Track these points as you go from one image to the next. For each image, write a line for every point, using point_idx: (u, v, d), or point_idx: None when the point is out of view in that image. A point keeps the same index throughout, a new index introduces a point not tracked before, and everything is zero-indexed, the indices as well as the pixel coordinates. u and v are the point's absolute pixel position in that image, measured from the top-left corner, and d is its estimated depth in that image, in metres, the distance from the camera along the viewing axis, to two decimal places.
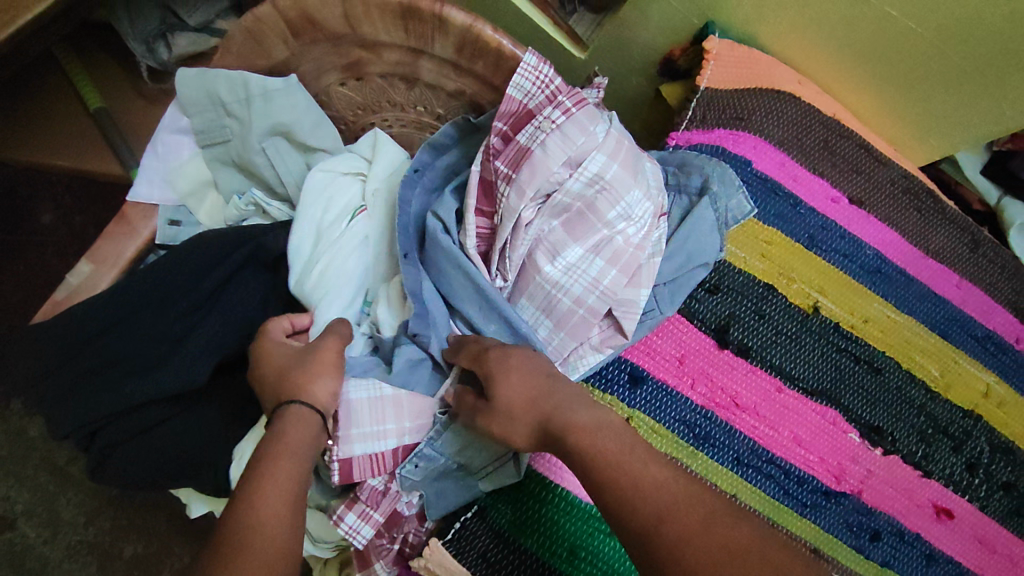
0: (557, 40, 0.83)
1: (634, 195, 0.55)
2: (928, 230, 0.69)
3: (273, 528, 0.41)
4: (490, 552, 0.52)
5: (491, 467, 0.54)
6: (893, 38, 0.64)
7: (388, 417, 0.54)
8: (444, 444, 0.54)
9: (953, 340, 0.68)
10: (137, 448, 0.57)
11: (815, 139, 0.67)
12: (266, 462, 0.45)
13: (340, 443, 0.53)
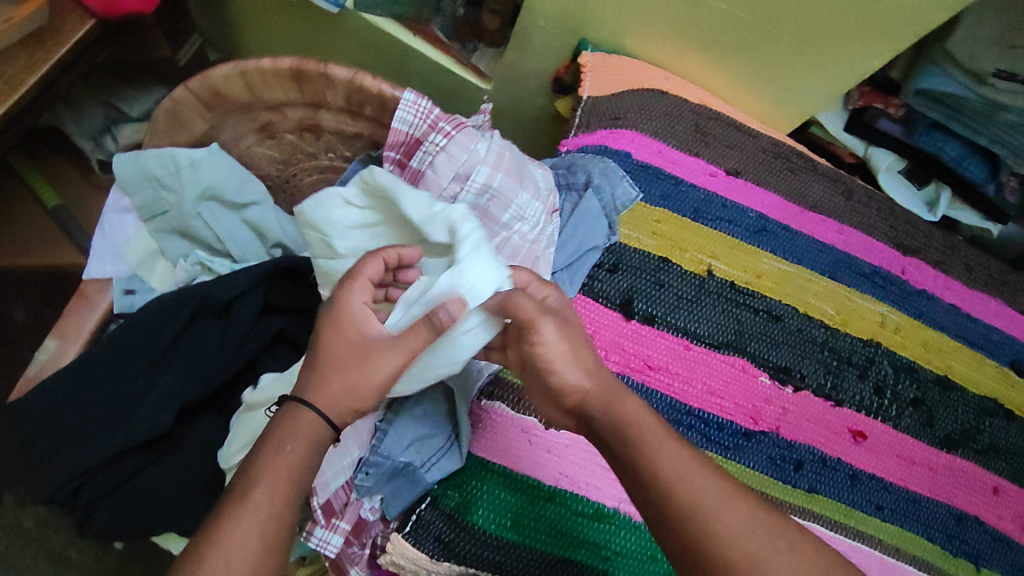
0: (461, 73, 1.02)
1: (523, 197, 0.63)
2: (804, 187, 0.78)
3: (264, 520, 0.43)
4: (444, 534, 0.57)
5: (433, 458, 0.60)
6: (733, 28, 0.73)
7: (351, 447, 0.60)
8: (389, 447, 0.61)
9: (844, 281, 0.75)
10: (118, 499, 0.63)
11: (686, 125, 0.76)
12: (283, 446, 0.47)
13: (318, 488, 0.58)
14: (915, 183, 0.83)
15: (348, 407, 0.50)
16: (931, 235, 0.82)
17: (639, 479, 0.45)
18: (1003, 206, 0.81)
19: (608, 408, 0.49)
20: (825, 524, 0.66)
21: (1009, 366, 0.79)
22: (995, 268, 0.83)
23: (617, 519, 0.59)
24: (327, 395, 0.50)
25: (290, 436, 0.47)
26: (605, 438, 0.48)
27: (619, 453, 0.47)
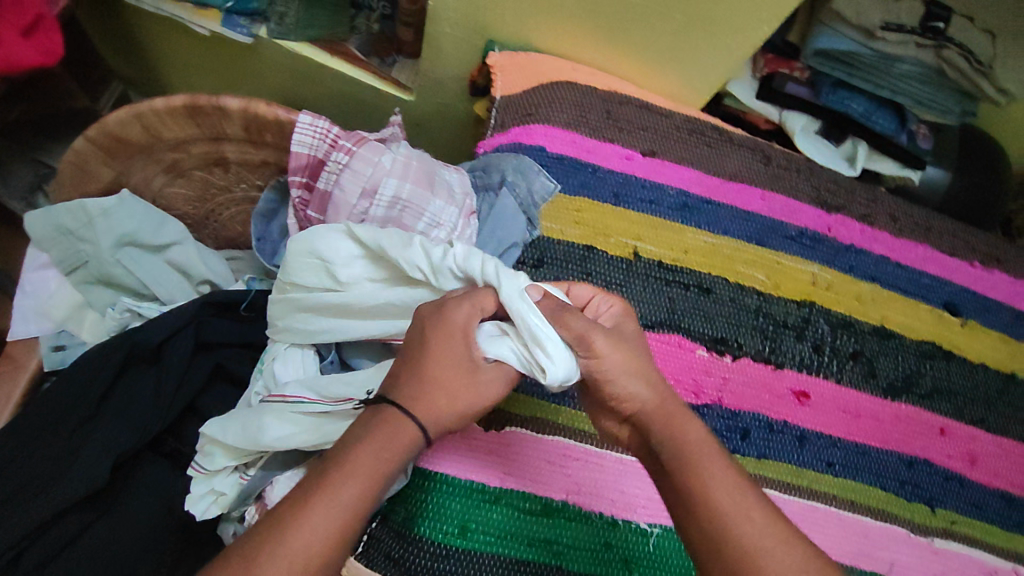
0: (383, 88, 1.00)
1: (437, 203, 0.62)
2: (722, 158, 0.79)
3: (319, 536, 0.42)
4: (394, 551, 0.56)
5: None
6: (629, 13, 0.74)
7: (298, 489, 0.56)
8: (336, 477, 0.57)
9: (772, 246, 0.77)
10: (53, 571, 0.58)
11: (598, 113, 0.77)
12: (361, 457, 0.45)
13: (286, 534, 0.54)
14: (834, 140, 0.84)
15: (432, 421, 0.48)
16: (853, 190, 0.83)
17: (682, 490, 0.45)
18: (920, 155, 0.84)
19: (664, 425, 0.48)
20: (779, 488, 0.66)
21: (941, 308, 0.81)
22: (918, 215, 0.85)
23: (565, 511, 0.60)
24: (410, 400, 0.48)
25: (366, 447, 0.46)
26: (658, 449, 0.48)
27: (668, 462, 0.47)
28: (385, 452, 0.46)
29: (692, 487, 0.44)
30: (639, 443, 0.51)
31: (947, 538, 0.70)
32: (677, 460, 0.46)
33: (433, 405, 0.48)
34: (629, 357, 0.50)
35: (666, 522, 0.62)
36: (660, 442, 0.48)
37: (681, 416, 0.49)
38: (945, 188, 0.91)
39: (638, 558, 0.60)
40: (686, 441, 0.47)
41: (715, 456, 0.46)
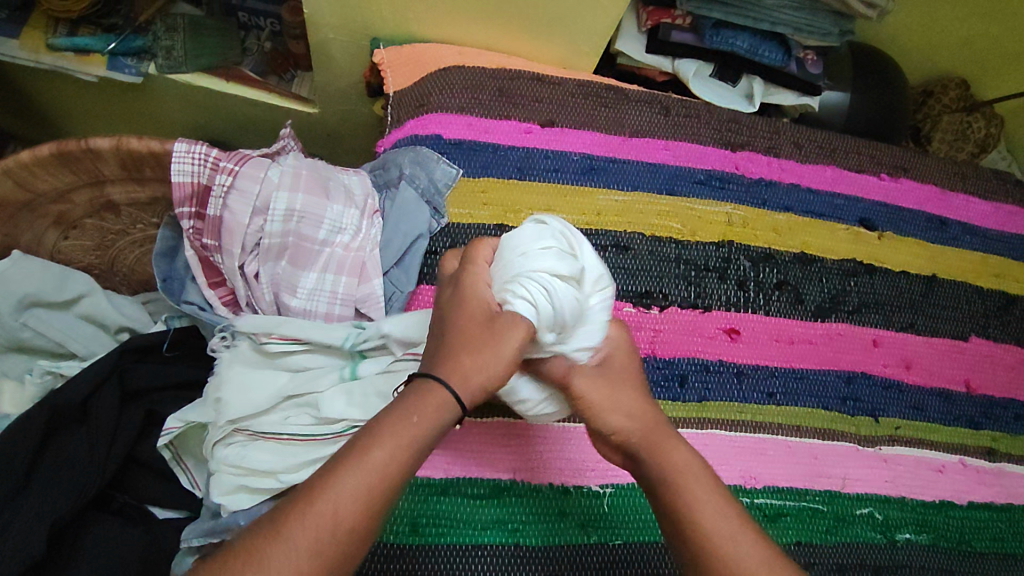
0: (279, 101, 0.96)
1: (334, 208, 0.63)
2: (621, 115, 0.79)
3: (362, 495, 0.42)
4: None
5: None
6: None
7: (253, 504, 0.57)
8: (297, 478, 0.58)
9: (682, 193, 0.77)
10: None
11: (490, 92, 0.75)
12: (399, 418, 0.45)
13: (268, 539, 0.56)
14: (729, 81, 0.85)
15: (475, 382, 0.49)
16: (755, 125, 0.84)
17: (672, 500, 0.49)
18: (814, 80, 0.85)
19: (652, 451, 0.52)
20: (723, 427, 0.68)
21: (857, 224, 0.82)
22: (822, 139, 0.86)
23: (514, 488, 0.60)
24: (452, 366, 0.49)
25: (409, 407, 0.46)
26: (648, 476, 0.51)
27: (659, 486, 0.50)
28: (430, 412, 0.47)
29: (672, 507, 0.49)
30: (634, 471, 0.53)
31: (892, 444, 0.73)
32: (670, 481, 0.50)
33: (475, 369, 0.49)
34: (610, 395, 0.54)
35: (618, 480, 0.62)
36: (656, 467, 0.51)
37: (671, 444, 0.52)
38: (844, 109, 0.93)
39: (595, 521, 0.60)
40: (673, 468, 0.51)
41: (704, 478, 0.50)
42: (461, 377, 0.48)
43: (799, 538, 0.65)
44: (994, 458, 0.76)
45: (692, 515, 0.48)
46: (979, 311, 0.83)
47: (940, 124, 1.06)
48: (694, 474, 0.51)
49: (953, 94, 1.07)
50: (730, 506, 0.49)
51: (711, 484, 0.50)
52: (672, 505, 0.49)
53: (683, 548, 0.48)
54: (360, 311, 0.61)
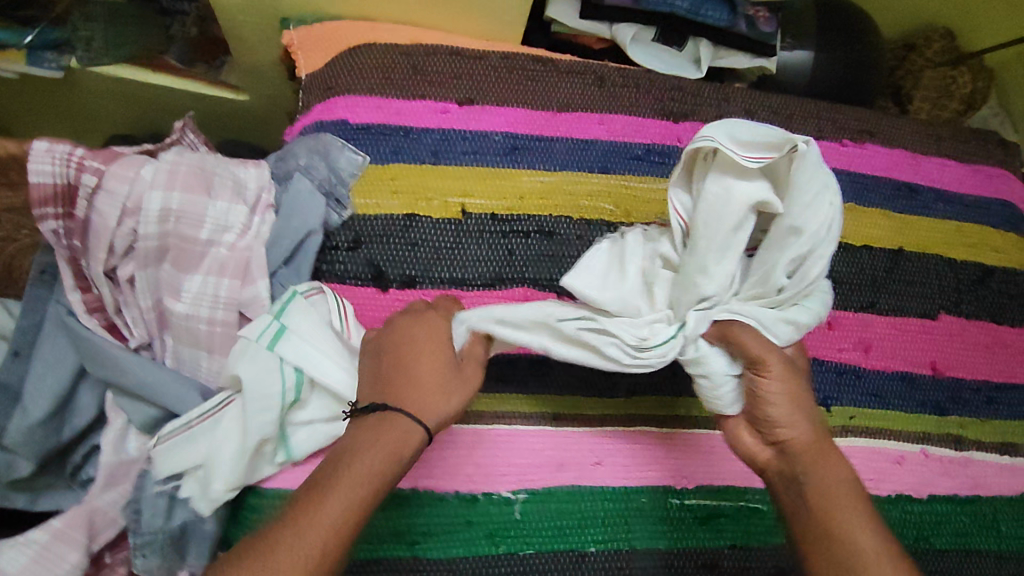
0: (209, 91, 0.93)
1: (219, 205, 0.59)
2: (550, 88, 0.72)
3: (312, 555, 0.41)
4: None
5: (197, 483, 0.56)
6: None
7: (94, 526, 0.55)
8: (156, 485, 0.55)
9: (617, 171, 0.71)
10: None
11: (403, 71, 0.69)
12: (364, 458, 0.45)
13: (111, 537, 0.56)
14: (677, 46, 0.77)
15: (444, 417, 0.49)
16: (702, 92, 0.76)
17: (822, 520, 0.46)
18: (769, 39, 0.76)
19: (815, 461, 0.48)
20: (653, 423, 0.64)
21: None
22: (777, 103, 0.78)
23: (416, 498, 0.58)
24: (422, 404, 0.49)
25: (370, 444, 0.46)
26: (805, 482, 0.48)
27: (812, 497, 0.47)
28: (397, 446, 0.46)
29: (837, 530, 0.45)
30: (780, 470, 0.50)
31: (846, 435, 0.68)
32: (828, 491, 0.47)
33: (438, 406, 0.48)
34: (797, 395, 0.50)
35: (532, 486, 0.60)
36: (808, 476, 0.48)
37: (830, 455, 0.49)
38: (807, 70, 0.85)
39: (505, 530, 0.59)
40: (834, 484, 0.47)
41: (857, 499, 0.46)
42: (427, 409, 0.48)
43: (733, 541, 0.63)
44: (961, 446, 0.71)
45: (854, 537, 0.44)
46: (951, 286, 0.76)
47: (921, 81, 0.97)
48: (847, 493, 0.47)
49: (937, 48, 0.98)
50: (879, 525, 0.45)
51: (863, 502, 0.47)
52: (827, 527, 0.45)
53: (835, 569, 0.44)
54: (243, 315, 0.59)
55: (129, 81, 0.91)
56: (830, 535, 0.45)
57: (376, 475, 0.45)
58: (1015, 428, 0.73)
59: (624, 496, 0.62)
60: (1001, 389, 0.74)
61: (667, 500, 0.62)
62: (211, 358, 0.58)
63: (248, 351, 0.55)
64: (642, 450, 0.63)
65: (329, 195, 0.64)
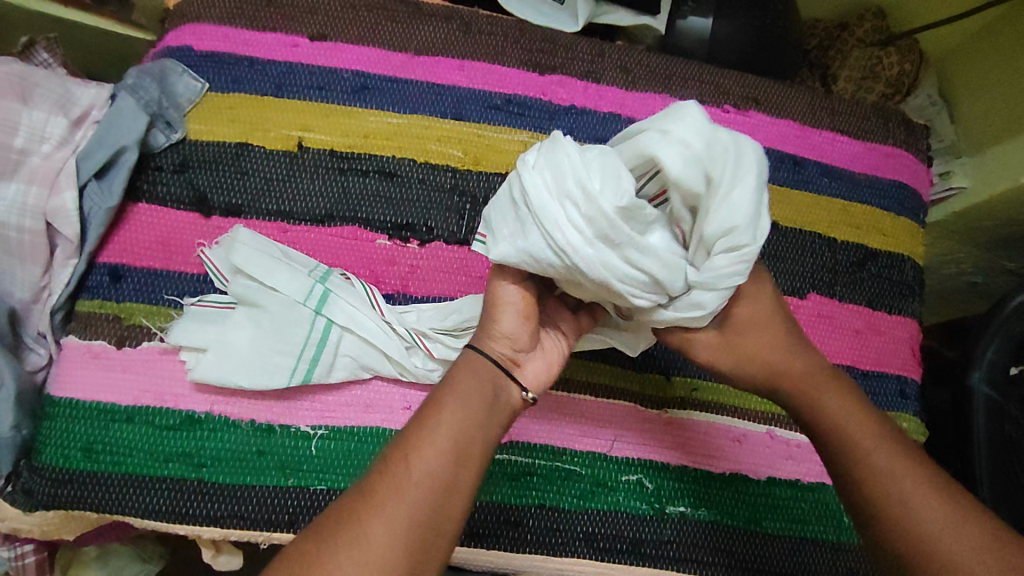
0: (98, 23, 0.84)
1: (35, 115, 0.59)
2: (410, 30, 0.70)
3: (417, 509, 0.42)
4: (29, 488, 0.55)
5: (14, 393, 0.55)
6: None
7: None
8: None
9: (471, 118, 0.69)
10: None
11: (257, 2, 0.69)
12: (453, 401, 0.46)
13: None
14: None
15: (502, 340, 0.50)
16: (576, 45, 0.73)
17: (840, 441, 0.49)
18: None
19: (812, 392, 0.51)
20: None
21: None
22: (658, 62, 0.75)
23: (209, 423, 0.57)
24: (484, 334, 0.50)
25: (454, 391, 0.47)
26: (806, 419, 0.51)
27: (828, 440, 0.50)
28: (483, 386, 0.47)
29: (857, 459, 0.48)
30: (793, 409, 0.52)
31: (684, 407, 0.65)
32: (837, 429, 0.49)
33: (495, 328, 0.50)
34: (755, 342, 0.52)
35: (333, 422, 0.59)
36: (818, 413, 0.50)
37: (830, 387, 0.51)
38: (704, 39, 0.80)
39: (298, 463, 0.57)
40: (840, 415, 0.50)
41: (866, 425, 0.49)
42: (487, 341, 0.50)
43: (541, 501, 0.61)
44: None
45: (870, 457, 0.47)
46: (826, 265, 0.72)
47: (848, 61, 0.93)
48: (858, 419, 0.50)
49: (867, 27, 0.94)
50: (893, 438, 0.49)
51: (872, 420, 0.49)
52: (848, 451, 0.48)
53: (854, 486, 0.48)
54: (53, 224, 0.58)
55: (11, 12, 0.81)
56: (844, 462, 0.49)
57: (457, 425, 0.45)
58: None
59: None
60: (867, 376, 0.71)
61: None
62: (21, 267, 0.58)
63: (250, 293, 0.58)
64: None
65: (159, 117, 0.63)
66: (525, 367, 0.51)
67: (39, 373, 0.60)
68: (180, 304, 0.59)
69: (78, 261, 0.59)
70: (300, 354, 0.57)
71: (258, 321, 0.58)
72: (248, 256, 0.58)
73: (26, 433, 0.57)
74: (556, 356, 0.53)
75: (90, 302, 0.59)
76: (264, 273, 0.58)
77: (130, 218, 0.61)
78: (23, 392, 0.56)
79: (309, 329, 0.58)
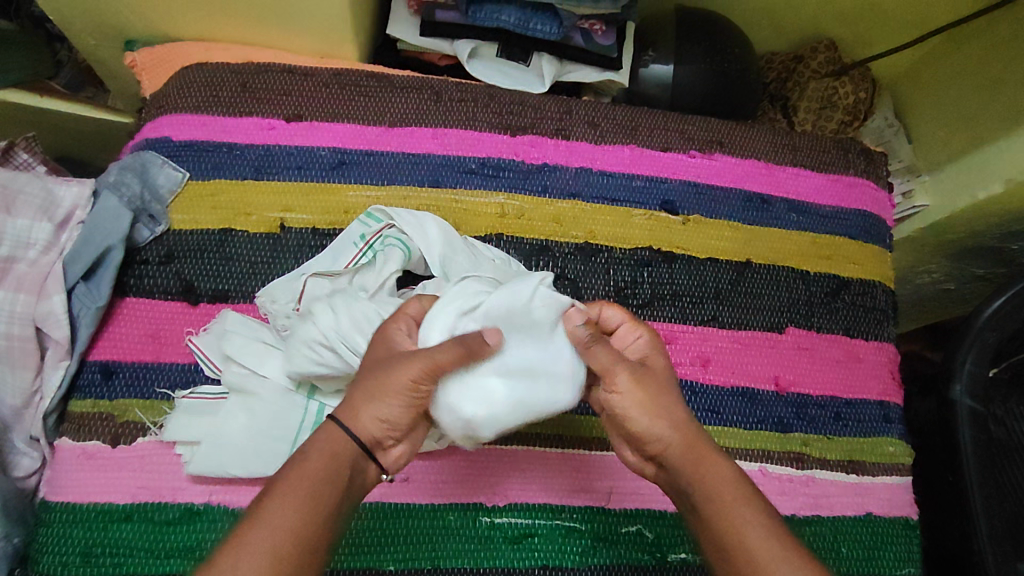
0: (100, 113, 0.87)
1: (19, 223, 0.60)
2: (382, 103, 0.72)
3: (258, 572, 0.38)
4: None
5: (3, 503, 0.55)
6: None
7: None
8: None
9: (448, 185, 0.71)
10: None
11: (232, 89, 0.70)
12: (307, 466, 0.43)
13: None
14: (519, 60, 0.79)
15: (372, 420, 0.46)
16: (543, 104, 0.76)
17: (709, 506, 0.46)
18: (607, 52, 0.79)
19: (690, 464, 0.48)
20: None
21: (658, 209, 0.74)
22: (622, 115, 0.77)
23: (209, 514, 0.57)
24: (351, 405, 0.46)
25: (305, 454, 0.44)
26: (685, 487, 0.48)
27: (701, 503, 0.47)
28: (331, 453, 0.44)
29: (722, 521, 0.45)
30: (666, 478, 0.50)
31: None
32: (709, 496, 0.46)
33: (372, 409, 0.46)
34: (651, 399, 0.49)
35: None
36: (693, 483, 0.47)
37: (714, 460, 0.48)
38: (667, 85, 0.83)
39: None
40: (716, 484, 0.47)
41: (745, 493, 0.47)
42: (358, 417, 0.46)
43: (544, 562, 0.61)
44: (805, 464, 0.69)
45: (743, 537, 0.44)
46: (801, 299, 0.74)
47: (806, 92, 0.97)
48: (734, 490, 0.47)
49: (821, 58, 0.97)
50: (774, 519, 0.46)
51: (750, 494, 0.47)
52: (724, 519, 0.45)
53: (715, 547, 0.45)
54: (42, 329, 0.59)
55: (14, 106, 0.82)
56: (720, 525, 0.45)
57: (307, 499, 0.41)
58: (861, 444, 0.72)
59: (433, 512, 0.61)
60: (851, 404, 0.73)
61: (476, 518, 0.61)
62: (12, 374, 0.58)
63: (240, 382, 0.59)
64: (452, 468, 0.62)
65: (143, 212, 0.65)
66: (389, 451, 0.48)
67: (32, 478, 0.61)
68: (173, 397, 0.60)
69: (69, 362, 0.60)
70: (296, 439, 0.58)
71: (248, 408, 0.58)
72: (239, 346, 0.59)
73: (19, 542, 0.56)
74: (421, 437, 0.50)
75: (83, 402, 0.59)
76: (248, 360, 0.59)
77: (118, 313, 0.62)
78: (10, 499, 0.56)
79: (303, 413, 0.59)
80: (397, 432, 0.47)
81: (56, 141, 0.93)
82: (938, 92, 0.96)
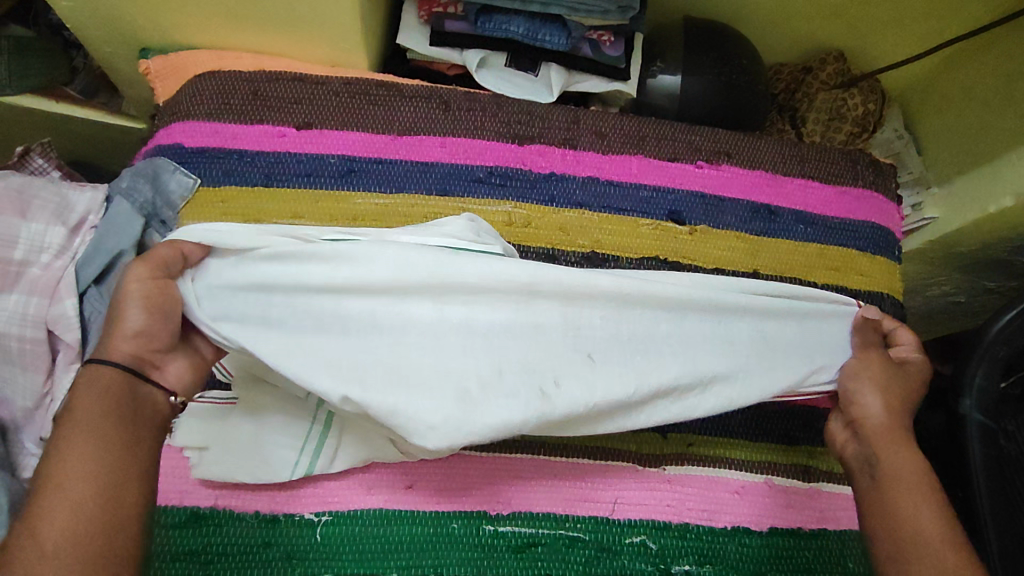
0: (95, 115, 0.89)
1: (34, 227, 0.61)
2: (392, 112, 0.73)
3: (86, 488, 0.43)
4: None
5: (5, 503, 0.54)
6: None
7: None
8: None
9: (456, 193, 0.71)
10: None
11: (243, 97, 0.71)
12: (69, 434, 0.45)
13: None
14: (527, 70, 0.80)
15: (129, 341, 0.49)
16: (550, 114, 0.76)
17: (893, 488, 0.54)
18: (615, 63, 0.80)
19: (886, 445, 0.56)
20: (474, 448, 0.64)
21: (665, 219, 0.74)
22: (630, 125, 0.78)
23: (213, 517, 0.59)
24: (105, 338, 0.50)
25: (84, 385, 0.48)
26: (875, 463, 0.56)
27: (884, 476, 0.54)
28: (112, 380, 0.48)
29: (895, 498, 0.53)
30: (856, 452, 0.58)
31: (682, 464, 0.66)
32: (893, 474, 0.54)
33: (121, 327, 0.49)
34: (884, 384, 0.59)
35: (338, 508, 0.60)
36: (880, 459, 0.55)
37: (900, 445, 0.56)
38: (675, 95, 0.83)
39: (304, 552, 0.59)
40: (902, 466, 0.54)
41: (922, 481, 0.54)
42: (114, 345, 0.49)
43: (546, 571, 0.61)
44: (810, 477, 0.69)
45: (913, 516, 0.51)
46: None
47: (815, 103, 0.97)
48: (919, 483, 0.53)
49: (830, 70, 0.97)
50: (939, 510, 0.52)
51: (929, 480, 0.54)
52: (901, 499, 0.53)
53: (886, 520, 0.53)
54: (54, 331, 0.60)
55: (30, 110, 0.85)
56: (898, 502, 0.53)
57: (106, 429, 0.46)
58: None
59: (437, 519, 0.61)
60: None
61: (480, 527, 0.61)
62: (23, 375, 0.59)
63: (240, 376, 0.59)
64: (455, 476, 0.62)
65: (154, 217, 0.66)
66: (164, 368, 0.51)
67: None
68: None
69: (80, 365, 0.61)
70: (304, 447, 0.59)
71: (257, 416, 0.59)
72: None
73: None
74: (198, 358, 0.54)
75: None
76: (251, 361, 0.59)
77: None
78: (18, 500, 0.56)
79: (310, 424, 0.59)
80: (156, 342, 0.50)
81: (70, 144, 0.95)
82: (947, 104, 0.96)
